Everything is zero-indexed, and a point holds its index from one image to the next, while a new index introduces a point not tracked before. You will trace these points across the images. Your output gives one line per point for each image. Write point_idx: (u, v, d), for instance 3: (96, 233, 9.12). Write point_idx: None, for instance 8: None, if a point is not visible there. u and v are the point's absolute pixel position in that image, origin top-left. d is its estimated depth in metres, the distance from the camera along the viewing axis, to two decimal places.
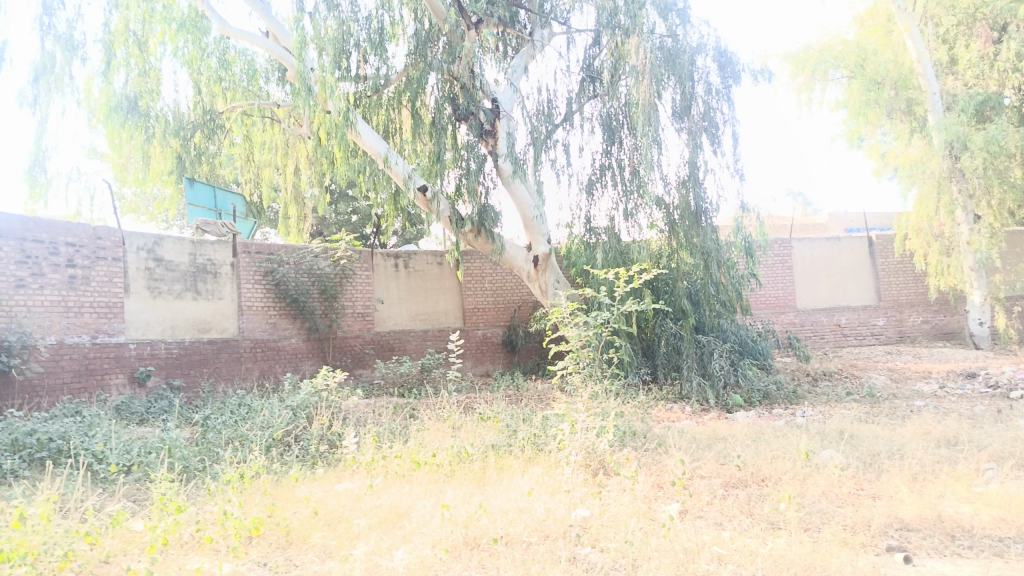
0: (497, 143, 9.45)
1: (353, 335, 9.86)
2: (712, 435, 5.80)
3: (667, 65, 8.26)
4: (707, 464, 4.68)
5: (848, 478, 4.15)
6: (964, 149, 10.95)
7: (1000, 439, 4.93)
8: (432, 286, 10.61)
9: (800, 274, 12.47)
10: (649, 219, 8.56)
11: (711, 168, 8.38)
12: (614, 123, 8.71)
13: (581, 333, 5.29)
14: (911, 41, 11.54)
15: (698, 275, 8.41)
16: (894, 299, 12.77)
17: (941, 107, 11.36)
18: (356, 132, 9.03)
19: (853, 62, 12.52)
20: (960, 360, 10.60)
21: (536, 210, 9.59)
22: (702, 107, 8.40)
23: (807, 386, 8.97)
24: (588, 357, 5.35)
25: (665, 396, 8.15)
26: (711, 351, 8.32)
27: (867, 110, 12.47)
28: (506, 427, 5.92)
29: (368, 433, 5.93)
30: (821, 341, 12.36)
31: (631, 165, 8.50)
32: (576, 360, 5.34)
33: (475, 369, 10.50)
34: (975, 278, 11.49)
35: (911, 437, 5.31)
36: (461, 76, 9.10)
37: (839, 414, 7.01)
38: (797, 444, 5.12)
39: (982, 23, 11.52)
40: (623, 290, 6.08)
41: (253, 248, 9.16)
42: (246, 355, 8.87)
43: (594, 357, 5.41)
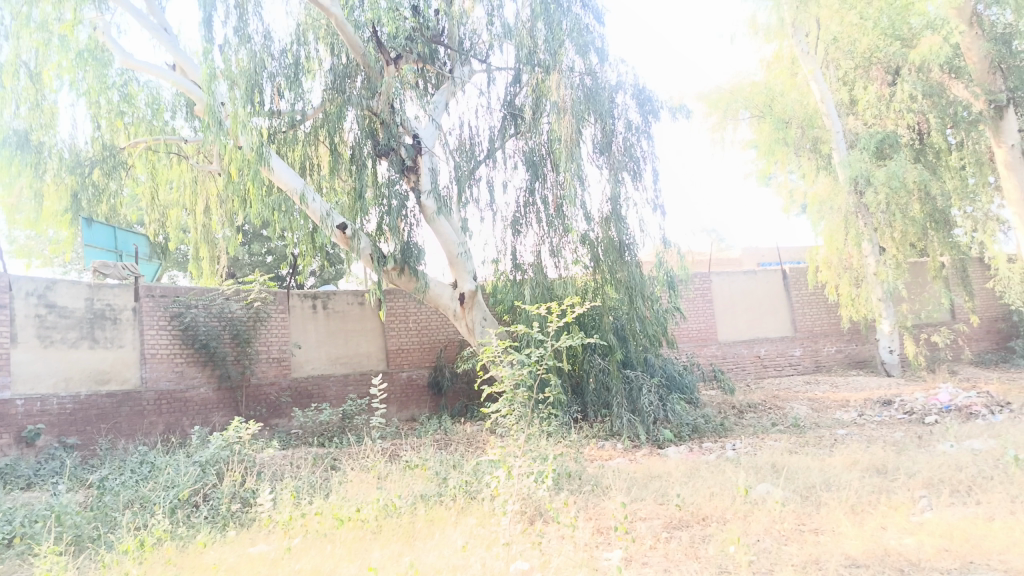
0: (420, 179, 9.24)
1: (268, 382, 9.30)
2: (647, 473, 5.65)
3: (589, 101, 8.35)
4: (646, 505, 4.51)
5: (789, 513, 4.05)
6: (868, 185, 11.50)
7: (928, 466, 4.98)
8: (353, 327, 10.19)
9: (721, 308, 12.70)
10: (574, 254, 8.47)
11: (633, 201, 8.42)
12: (537, 158, 8.64)
13: (516, 374, 4.98)
14: (815, 83, 12.29)
15: (624, 309, 8.35)
16: (809, 330, 13.18)
17: (845, 144, 12.06)
18: (270, 169, 8.63)
19: (762, 102, 13.02)
20: (874, 388, 10.96)
21: (460, 247, 9.40)
22: (622, 143, 8.48)
23: (734, 419, 9.02)
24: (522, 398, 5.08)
25: (597, 433, 8.01)
26: (640, 386, 8.27)
27: (776, 147, 12.97)
28: (434, 475, 5.59)
29: (285, 488, 5.50)
30: (743, 373, 12.59)
31: (555, 200, 8.45)
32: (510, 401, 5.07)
33: (400, 414, 10.10)
34: (882, 308, 11.98)
35: (843, 467, 5.30)
36: (382, 112, 8.96)
37: (769, 446, 7.02)
38: (735, 479, 5.02)
39: (877, 68, 12.25)
40: (555, 324, 5.93)
41: (157, 291, 8.55)
42: (149, 408, 8.20)
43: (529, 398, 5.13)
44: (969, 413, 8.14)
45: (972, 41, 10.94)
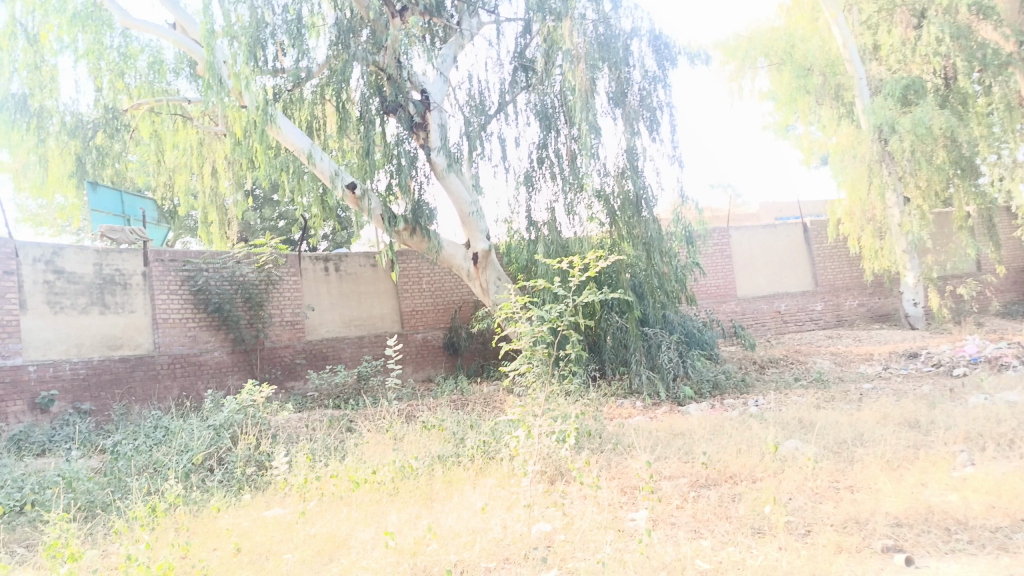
0: (429, 135, 9.06)
1: (282, 345, 9.20)
2: (669, 431, 5.49)
3: (603, 49, 7.98)
4: (670, 463, 4.35)
5: (822, 469, 3.88)
6: (892, 132, 11.11)
7: (965, 419, 4.78)
8: (367, 289, 10.03)
9: (740, 263, 12.43)
10: (590, 211, 8.15)
11: (649, 153, 8.12)
12: (551, 111, 8.34)
13: (535, 329, 4.67)
14: (837, 27, 11.66)
15: (641, 266, 8.08)
16: (831, 284, 12.88)
17: (868, 92, 11.50)
18: (277, 129, 8.47)
19: (782, 49, 12.63)
20: (899, 341, 10.71)
21: (472, 205, 9.16)
22: (639, 93, 8.13)
23: (755, 375, 8.83)
24: (541, 356, 4.80)
25: (616, 392, 7.86)
26: (659, 343, 8.08)
27: (797, 96, 12.53)
28: (450, 437, 5.46)
29: (300, 451, 5.42)
30: (762, 328, 12.37)
31: (569, 153, 8.15)
32: (527, 358, 4.81)
33: (416, 375, 10.00)
34: (908, 260, 11.66)
35: (874, 422, 5.10)
36: (388, 66, 8.69)
37: (793, 401, 6.84)
38: (762, 436, 4.85)
39: (902, 10, 11.79)
40: (578, 278, 5.55)
41: (167, 255, 8.40)
42: (163, 373, 8.15)
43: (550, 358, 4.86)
44: (999, 365, 7.90)
45: None
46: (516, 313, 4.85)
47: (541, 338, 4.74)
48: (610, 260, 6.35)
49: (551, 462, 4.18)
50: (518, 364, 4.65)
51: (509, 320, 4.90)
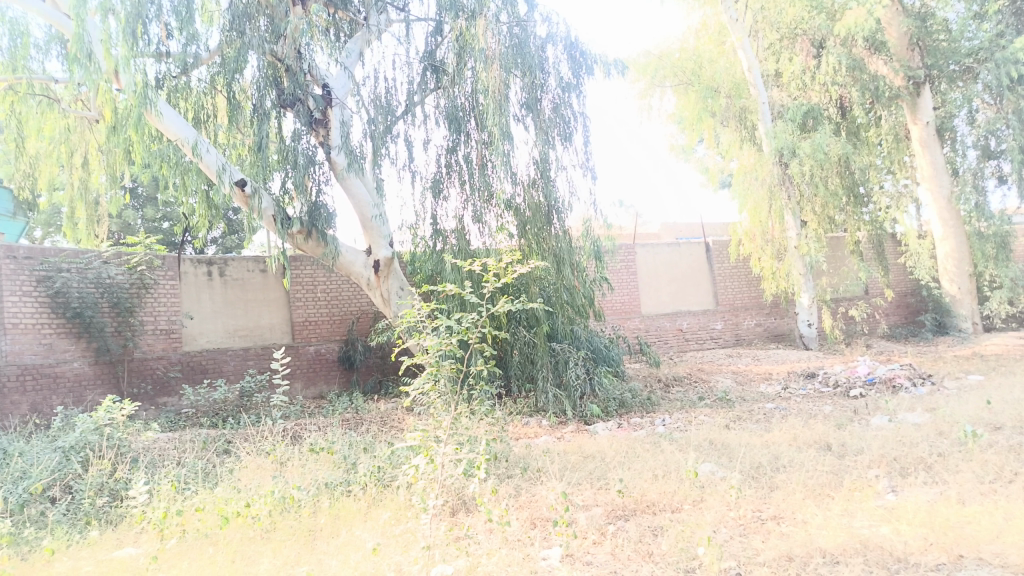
0: (330, 133, 8.45)
1: (154, 357, 8.30)
2: (579, 452, 5.14)
3: (517, 53, 7.65)
4: (584, 491, 4.00)
5: (744, 496, 3.63)
6: (792, 156, 11.46)
7: (879, 441, 4.68)
8: (254, 297, 9.23)
9: (645, 280, 12.38)
10: (499, 221, 7.79)
11: (562, 164, 7.86)
12: (460, 113, 7.86)
13: (443, 342, 4.14)
14: (743, 52, 11.92)
15: (550, 279, 7.77)
16: (731, 303, 13.10)
17: (770, 116, 11.84)
18: (156, 116, 7.54)
19: (690, 69, 12.72)
20: (795, 361, 10.93)
21: (375, 210, 8.65)
22: (552, 102, 7.87)
23: (661, 392, 8.66)
24: (447, 373, 4.27)
25: (520, 410, 7.47)
26: (566, 359, 7.75)
27: (703, 116, 12.76)
28: (340, 462, 4.90)
29: (164, 478, 4.71)
30: (665, 346, 12.37)
31: (480, 158, 7.74)
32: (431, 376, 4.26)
33: (307, 391, 9.27)
34: (803, 282, 11.98)
35: (787, 444, 4.93)
36: (286, 57, 7.99)
37: (701, 421, 6.70)
38: (677, 459, 4.58)
39: (802, 39, 12.24)
40: (493, 286, 4.96)
41: (21, 252, 7.35)
42: (10, 386, 7.13)
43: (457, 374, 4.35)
44: (892, 386, 8.09)
45: (892, 16, 12.08)
46: (423, 324, 4.32)
47: (449, 353, 4.20)
48: (526, 268, 5.87)
49: (452, 490, 3.77)
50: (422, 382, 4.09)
51: (416, 330, 4.36)
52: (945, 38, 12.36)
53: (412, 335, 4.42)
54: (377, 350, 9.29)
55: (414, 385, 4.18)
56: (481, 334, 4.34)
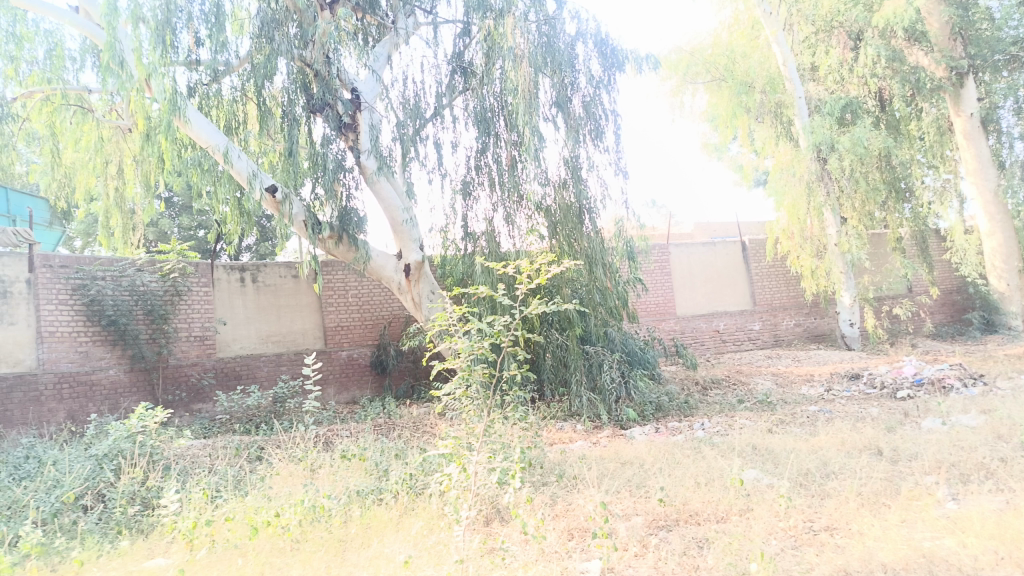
0: (358, 138, 8.30)
1: (189, 363, 8.33)
2: (616, 459, 4.97)
3: (546, 51, 7.51)
4: (623, 500, 3.83)
5: (792, 505, 3.44)
6: (831, 151, 11.14)
7: (935, 445, 4.44)
8: (287, 303, 9.22)
9: (679, 281, 12.14)
10: (530, 223, 7.63)
11: (594, 163, 7.68)
12: (489, 114, 7.75)
13: (474, 346, 4.00)
14: (777, 46, 11.63)
15: (582, 281, 7.58)
16: (768, 303, 12.78)
17: (806, 112, 11.51)
18: (185, 122, 7.57)
19: (723, 65, 12.51)
20: (837, 362, 10.59)
21: (405, 214, 8.57)
22: (582, 100, 7.71)
23: (699, 395, 8.44)
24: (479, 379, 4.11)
25: (554, 415, 7.31)
26: (600, 363, 7.57)
27: (737, 112, 12.50)
28: (371, 470, 4.80)
29: (196, 486, 4.66)
30: (701, 348, 12.11)
31: (509, 159, 7.62)
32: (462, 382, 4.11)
33: (339, 396, 9.23)
34: (844, 281, 11.64)
35: (835, 450, 4.69)
36: (314, 62, 7.95)
37: (742, 425, 6.48)
38: (720, 465, 4.40)
39: (839, 32, 11.87)
40: (526, 287, 4.77)
41: (56, 261, 7.46)
42: (47, 394, 7.23)
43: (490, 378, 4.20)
44: (942, 387, 7.75)
45: (932, 6, 11.72)
46: (453, 328, 4.17)
47: (480, 358, 4.05)
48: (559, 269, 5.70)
49: (485, 498, 3.65)
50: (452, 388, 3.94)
51: (446, 335, 4.21)
52: (987, 27, 11.94)
53: (442, 339, 4.28)
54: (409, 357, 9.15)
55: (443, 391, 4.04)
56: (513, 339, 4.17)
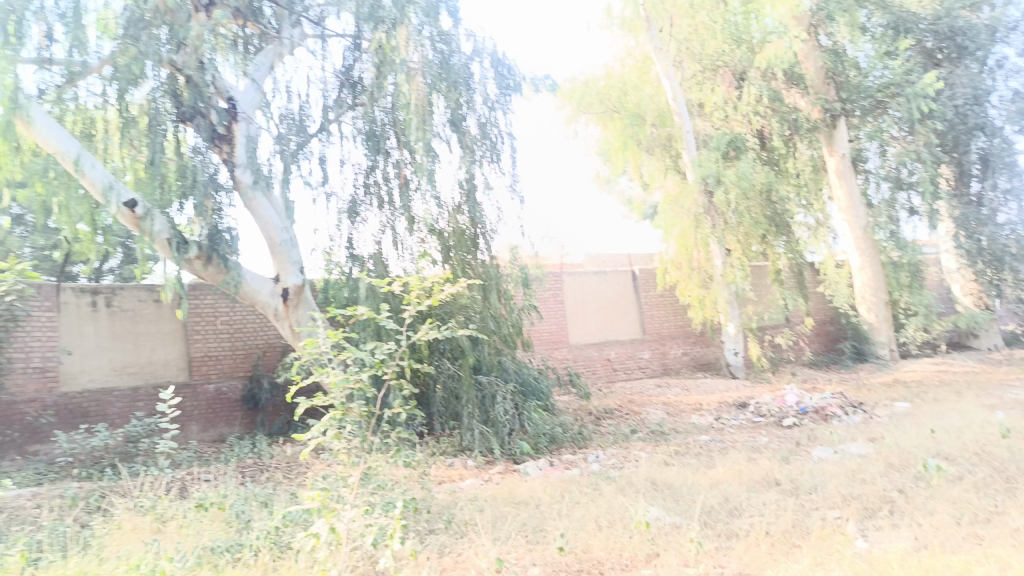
0: (234, 150, 7.65)
1: (25, 399, 7.30)
2: (510, 499, 4.58)
3: (441, 69, 7.18)
4: (519, 549, 3.44)
5: (701, 549, 3.19)
6: (717, 185, 11.51)
7: (834, 475, 4.37)
8: (147, 330, 8.29)
9: (572, 310, 12.01)
10: (421, 245, 7.20)
11: (489, 186, 7.36)
12: (378, 130, 7.30)
13: (349, 379, 3.50)
14: (667, 80, 11.81)
15: (476, 308, 7.20)
16: (657, 332, 12.91)
17: (693, 145, 11.76)
18: (27, 123, 6.65)
19: (615, 95, 12.63)
20: (724, 390, 10.74)
21: (284, 234, 7.91)
22: (478, 121, 7.38)
23: (592, 426, 8.22)
24: (357, 419, 3.62)
25: (444, 450, 6.81)
26: (493, 394, 7.13)
27: (628, 144, 12.52)
28: (230, 522, 4.18)
29: (12, 547, 3.88)
30: (594, 377, 11.99)
31: (401, 177, 7.16)
32: (336, 422, 3.59)
33: (205, 434, 8.33)
34: (730, 311, 11.92)
35: (735, 484, 4.50)
36: (186, 66, 7.26)
37: (637, 457, 6.29)
38: (621, 504, 4.11)
39: (723, 71, 12.38)
40: (413, 310, 4.42)
41: None
42: None
43: (368, 413, 3.72)
44: (824, 415, 7.92)
45: (808, 51, 12.63)
46: (324, 359, 3.67)
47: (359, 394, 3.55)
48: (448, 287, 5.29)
49: (355, 557, 3.21)
50: (321, 430, 3.40)
51: (317, 367, 3.69)
52: (855, 74, 12.69)
53: (313, 371, 3.76)
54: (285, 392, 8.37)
55: (310, 435, 3.48)
56: (398, 369, 3.71)
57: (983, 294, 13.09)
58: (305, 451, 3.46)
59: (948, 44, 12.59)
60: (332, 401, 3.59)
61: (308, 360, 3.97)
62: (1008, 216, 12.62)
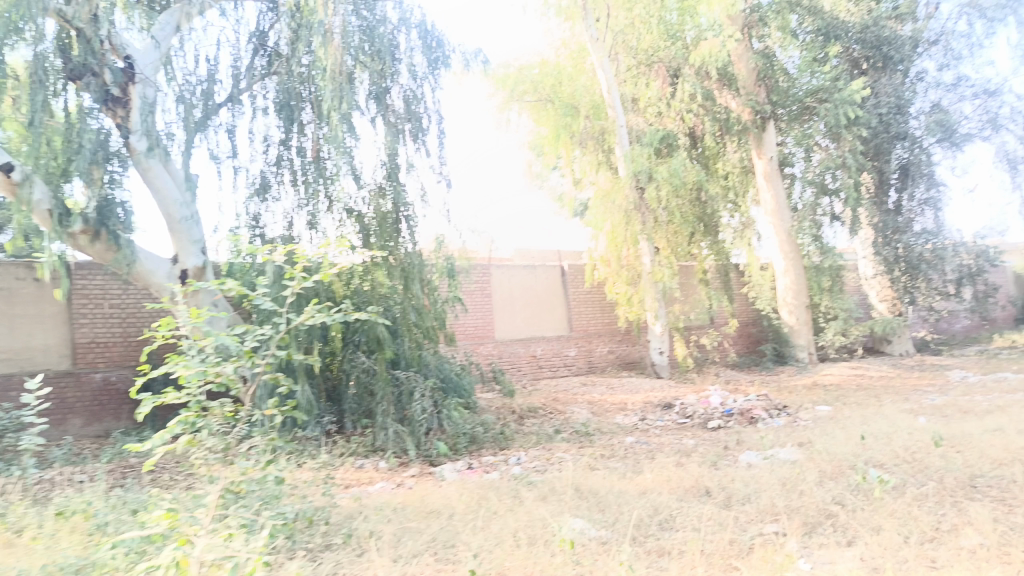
0: (129, 115, 6.74)
1: None
2: (421, 507, 4.13)
3: (365, 37, 6.66)
4: (424, 570, 3.02)
5: (631, 571, 2.84)
6: (648, 181, 11.39)
7: (767, 483, 4.13)
8: (24, 312, 7.42)
9: (498, 303, 11.63)
10: (338, 229, 6.57)
11: (414, 166, 6.83)
12: (294, 100, 6.72)
13: (208, 374, 3.15)
14: (602, 72, 11.52)
15: (397, 298, 6.68)
16: (584, 329, 12.67)
17: (627, 139, 11.53)
18: None
19: (550, 84, 12.34)
20: (649, 390, 10.56)
21: (186, 210, 7.15)
22: (403, 95, 6.86)
23: (514, 425, 7.82)
24: (215, 420, 3.32)
25: (354, 451, 6.25)
26: (411, 391, 6.61)
27: (561, 135, 12.28)
28: (89, 532, 3.60)
29: None
30: (518, 374, 11.66)
31: (315, 151, 6.58)
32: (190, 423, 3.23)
33: (87, 429, 7.51)
34: (657, 310, 11.79)
35: (664, 493, 4.19)
36: (76, 18, 6.42)
37: (560, 459, 5.96)
38: (542, 514, 3.74)
39: (658, 65, 12.35)
40: (298, 285, 3.88)
41: None
42: None
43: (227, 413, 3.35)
44: (750, 418, 7.80)
45: (741, 52, 12.64)
46: (180, 345, 3.25)
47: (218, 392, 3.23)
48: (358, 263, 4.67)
49: None
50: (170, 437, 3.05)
51: (169, 355, 3.29)
52: (785, 79, 12.79)
53: (166, 357, 3.34)
54: (164, 383, 7.51)
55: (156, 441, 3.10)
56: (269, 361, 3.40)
57: (897, 301, 13.42)
58: (150, 461, 3.11)
59: (874, 53, 12.79)
60: (187, 399, 3.26)
61: (161, 338, 3.54)
62: (924, 225, 12.94)
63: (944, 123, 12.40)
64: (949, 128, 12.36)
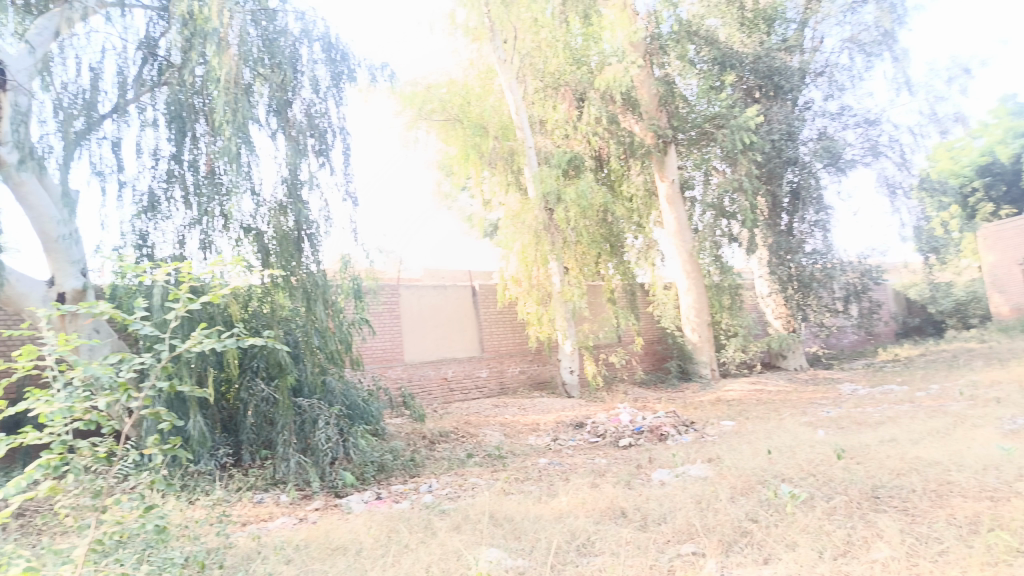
0: None
1: None
2: (326, 543, 3.87)
3: (264, 48, 6.38)
4: None
5: None
6: (557, 202, 11.48)
7: (682, 502, 4.12)
8: None
9: (408, 325, 11.36)
10: (235, 249, 6.19)
11: (318, 183, 6.55)
12: (186, 111, 6.32)
13: (75, 409, 2.78)
14: (509, 93, 11.64)
15: (298, 321, 6.37)
16: (495, 350, 12.57)
17: (536, 160, 11.61)
18: None
19: (459, 103, 12.22)
20: (561, 410, 10.55)
21: (63, 228, 6.48)
22: (305, 108, 6.58)
23: (425, 451, 7.58)
24: (84, 464, 2.94)
25: (252, 485, 5.87)
26: (315, 419, 6.31)
27: (471, 155, 12.13)
28: None
29: None
30: (429, 397, 11.40)
31: (209, 166, 6.20)
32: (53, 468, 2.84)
33: None
34: (567, 329, 11.84)
35: (580, 517, 4.09)
36: None
37: (473, 484, 5.80)
38: (456, 545, 3.56)
39: (565, 89, 12.54)
40: (184, 306, 3.55)
41: None
42: None
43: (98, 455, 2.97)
44: (659, 435, 7.87)
45: (644, 78, 13.07)
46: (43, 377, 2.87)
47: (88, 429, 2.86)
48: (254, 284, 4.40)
49: None
50: (29, 483, 2.65)
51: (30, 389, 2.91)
52: (683, 106, 13.44)
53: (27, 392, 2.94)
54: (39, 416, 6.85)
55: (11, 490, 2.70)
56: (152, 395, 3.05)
57: (792, 318, 14.07)
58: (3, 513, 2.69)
59: (767, 82, 13.29)
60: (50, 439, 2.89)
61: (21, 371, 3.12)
62: (814, 246, 13.63)
63: (831, 150, 13.08)
64: (835, 154, 13.06)
